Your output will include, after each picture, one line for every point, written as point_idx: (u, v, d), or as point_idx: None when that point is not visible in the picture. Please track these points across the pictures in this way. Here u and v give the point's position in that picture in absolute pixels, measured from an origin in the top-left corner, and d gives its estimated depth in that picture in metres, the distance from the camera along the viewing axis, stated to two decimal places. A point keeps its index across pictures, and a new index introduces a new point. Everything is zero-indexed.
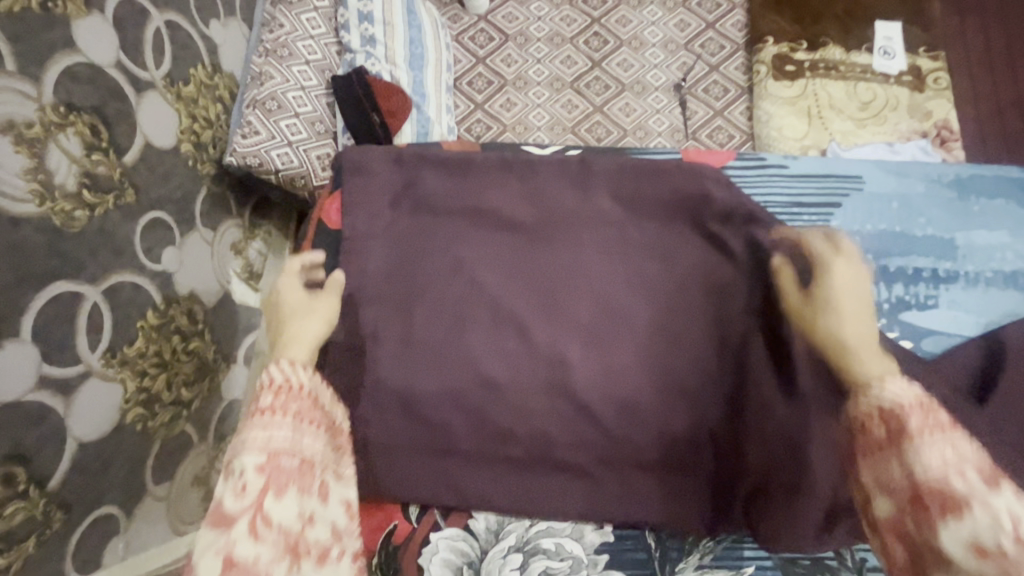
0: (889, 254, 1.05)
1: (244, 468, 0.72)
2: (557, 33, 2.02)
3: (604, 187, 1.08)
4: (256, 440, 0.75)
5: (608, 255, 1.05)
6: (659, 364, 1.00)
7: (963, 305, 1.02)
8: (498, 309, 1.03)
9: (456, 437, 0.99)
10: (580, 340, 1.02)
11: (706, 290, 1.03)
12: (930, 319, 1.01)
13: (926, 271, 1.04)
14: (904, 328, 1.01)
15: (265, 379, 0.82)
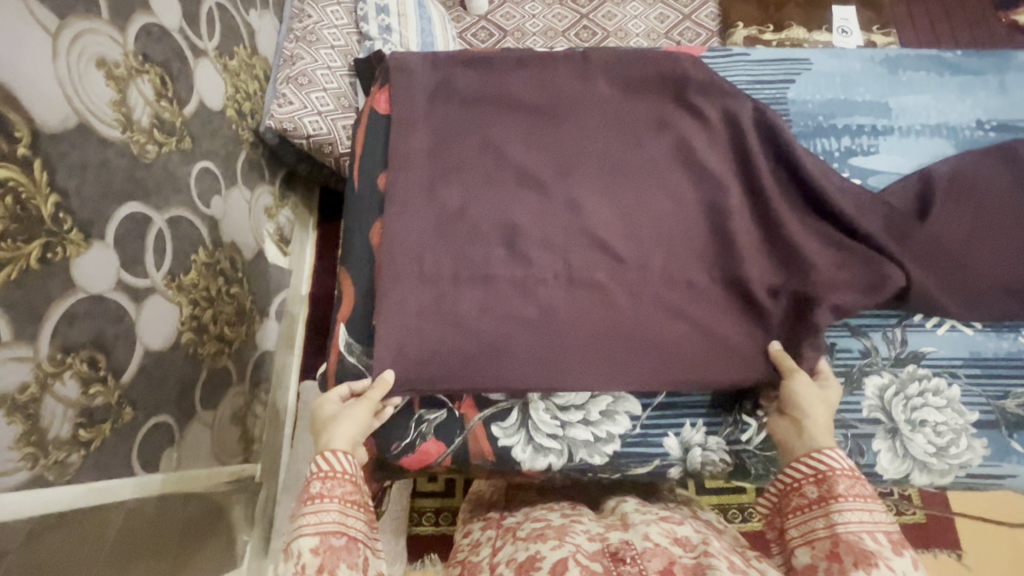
0: (837, 114, 1.17)
1: (301, 555, 0.81)
2: (550, 29, 2.26)
3: (610, 68, 1.16)
4: (314, 535, 0.83)
5: (613, 125, 1.13)
6: (674, 221, 1.08)
7: (901, 154, 1.15)
8: (522, 176, 1.10)
9: (488, 287, 1.04)
10: (598, 195, 1.09)
11: (706, 149, 1.11)
12: (873, 166, 1.14)
13: (867, 127, 1.17)
14: (850, 173, 1.14)
15: (312, 476, 0.87)
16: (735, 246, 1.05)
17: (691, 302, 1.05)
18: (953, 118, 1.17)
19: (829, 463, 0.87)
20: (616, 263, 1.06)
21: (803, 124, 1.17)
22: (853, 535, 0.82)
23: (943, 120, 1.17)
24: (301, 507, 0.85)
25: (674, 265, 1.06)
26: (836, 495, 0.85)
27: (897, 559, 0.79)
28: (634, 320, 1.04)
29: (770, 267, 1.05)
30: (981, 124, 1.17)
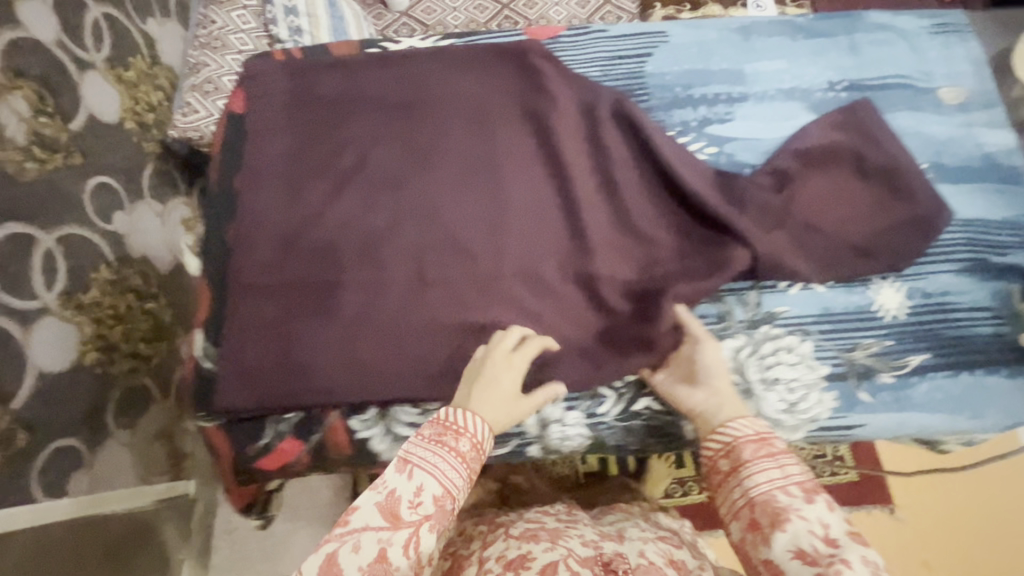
0: (758, 21, 0.93)
1: (412, 482, 0.57)
2: (472, 21, 2.23)
3: (480, 77, 0.90)
4: (435, 479, 0.58)
5: (467, 85, 0.89)
6: (551, 200, 0.84)
7: (845, 64, 0.90)
8: (361, 170, 0.86)
9: (306, 301, 0.79)
10: (448, 178, 0.85)
11: (580, 112, 0.87)
12: (799, 81, 0.89)
13: (797, 33, 0.92)
14: (759, 91, 0.89)
15: (444, 420, 0.63)
16: (617, 225, 0.82)
17: (568, 286, 0.80)
18: (903, 20, 0.92)
19: (730, 432, 0.61)
20: (474, 256, 0.81)
21: (717, 33, 0.92)
22: (763, 496, 0.56)
23: (894, 24, 0.92)
24: (433, 436, 0.61)
25: (551, 249, 0.81)
26: (742, 462, 0.59)
27: (810, 508, 0.54)
28: (496, 316, 0.78)
29: (667, 236, 0.81)
30: (938, 28, 0.92)
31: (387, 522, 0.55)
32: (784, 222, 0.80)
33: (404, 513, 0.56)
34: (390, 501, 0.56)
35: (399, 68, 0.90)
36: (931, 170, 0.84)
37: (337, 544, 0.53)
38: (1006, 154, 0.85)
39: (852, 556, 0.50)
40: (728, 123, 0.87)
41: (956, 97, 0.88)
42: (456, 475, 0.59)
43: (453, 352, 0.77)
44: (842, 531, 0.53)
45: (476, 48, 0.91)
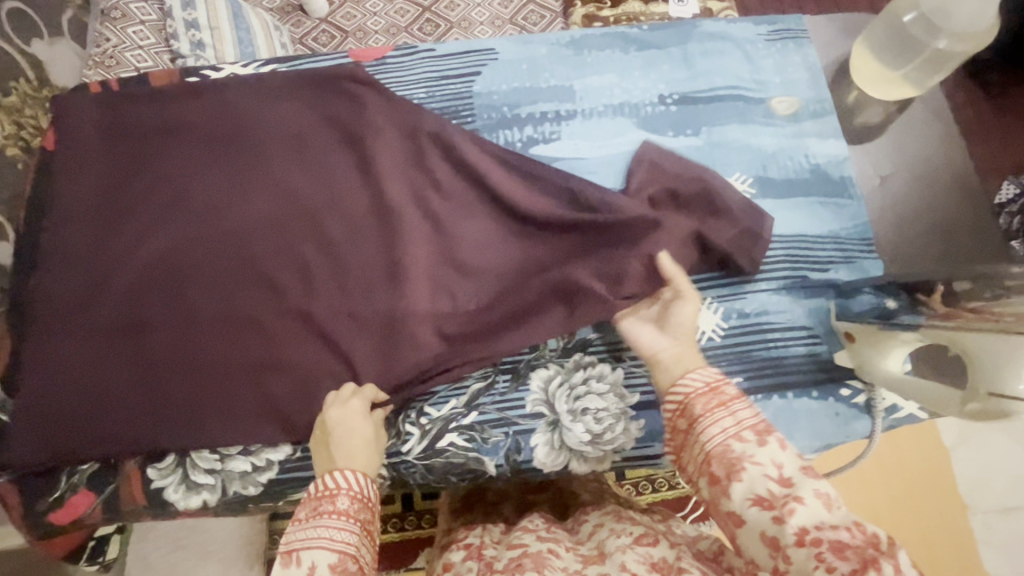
0: (591, 34, 0.90)
1: (302, 564, 0.52)
2: (392, 28, 2.09)
3: (300, 104, 0.87)
4: (327, 546, 0.53)
5: (289, 110, 0.87)
6: (366, 229, 0.82)
7: (676, 75, 0.88)
8: (172, 203, 0.83)
9: (108, 342, 0.77)
10: (263, 209, 0.83)
11: (401, 137, 0.85)
12: (628, 95, 0.87)
13: (629, 45, 0.89)
14: (588, 108, 0.86)
15: (320, 489, 0.58)
16: (431, 254, 0.80)
17: (380, 319, 0.78)
18: (738, 27, 0.90)
19: (685, 387, 0.56)
20: (284, 291, 0.79)
21: (547, 48, 0.89)
22: (718, 448, 0.51)
23: (729, 32, 0.90)
24: (309, 512, 0.56)
25: (365, 281, 0.79)
26: (695, 419, 0.54)
27: (764, 451, 0.49)
28: (303, 353, 0.76)
29: (484, 262, 0.80)
30: (774, 35, 0.90)
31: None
32: (600, 246, 0.78)
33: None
34: None
35: (217, 97, 0.88)
36: (755, 185, 0.82)
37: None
38: (836, 164, 0.83)
39: (805, 492, 0.46)
40: (552, 142, 0.85)
41: (788, 107, 0.86)
42: (348, 534, 0.55)
43: (257, 392, 0.75)
44: (797, 469, 0.48)
45: (298, 74, 0.89)
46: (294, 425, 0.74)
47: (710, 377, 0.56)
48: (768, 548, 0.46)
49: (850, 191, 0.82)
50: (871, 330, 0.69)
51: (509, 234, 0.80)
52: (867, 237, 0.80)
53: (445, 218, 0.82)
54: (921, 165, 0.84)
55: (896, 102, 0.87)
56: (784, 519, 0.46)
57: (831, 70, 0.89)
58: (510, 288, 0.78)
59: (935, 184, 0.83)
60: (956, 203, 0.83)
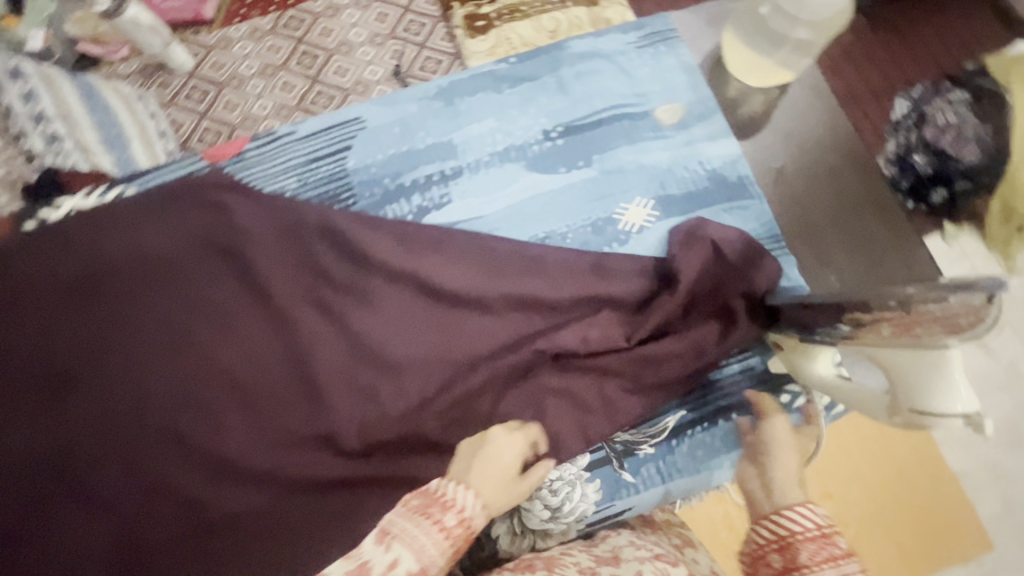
0: (459, 79, 0.84)
1: (387, 554, 0.50)
2: (268, 67, 1.22)
3: (160, 225, 0.78)
4: (413, 554, 0.50)
5: (148, 233, 0.78)
6: (269, 348, 0.75)
7: (556, 106, 0.83)
8: (40, 373, 0.73)
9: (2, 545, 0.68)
10: (146, 350, 0.74)
11: (279, 237, 0.78)
12: (512, 138, 0.82)
13: (501, 83, 0.84)
14: (473, 161, 0.81)
15: (433, 496, 0.55)
16: (343, 355, 0.75)
17: (305, 442, 0.72)
18: (607, 40, 0.86)
19: (794, 524, 0.55)
20: (192, 439, 0.71)
21: (416, 105, 0.83)
22: None
23: (599, 48, 0.86)
24: (416, 509, 0.54)
25: (279, 406, 0.73)
26: (798, 562, 0.53)
27: None
28: (230, 503, 0.70)
29: (404, 351, 0.75)
30: (644, 40, 0.87)
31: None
32: (518, 310, 0.75)
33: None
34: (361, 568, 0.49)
35: (65, 240, 0.78)
36: (657, 206, 0.80)
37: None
38: (731, 165, 0.82)
39: None
40: (445, 207, 0.80)
41: (673, 114, 0.84)
42: (435, 554, 0.51)
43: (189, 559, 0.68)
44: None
45: (153, 194, 0.80)
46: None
47: (819, 520, 0.55)
48: None
49: (750, 190, 0.81)
50: (794, 340, 0.69)
51: (424, 316, 0.76)
52: (775, 234, 0.79)
53: (348, 316, 0.76)
54: (811, 151, 0.84)
55: (777, 88, 0.86)
56: None
57: (707, 66, 0.87)
58: (437, 370, 0.74)
59: (829, 169, 0.84)
60: (850, 184, 0.84)
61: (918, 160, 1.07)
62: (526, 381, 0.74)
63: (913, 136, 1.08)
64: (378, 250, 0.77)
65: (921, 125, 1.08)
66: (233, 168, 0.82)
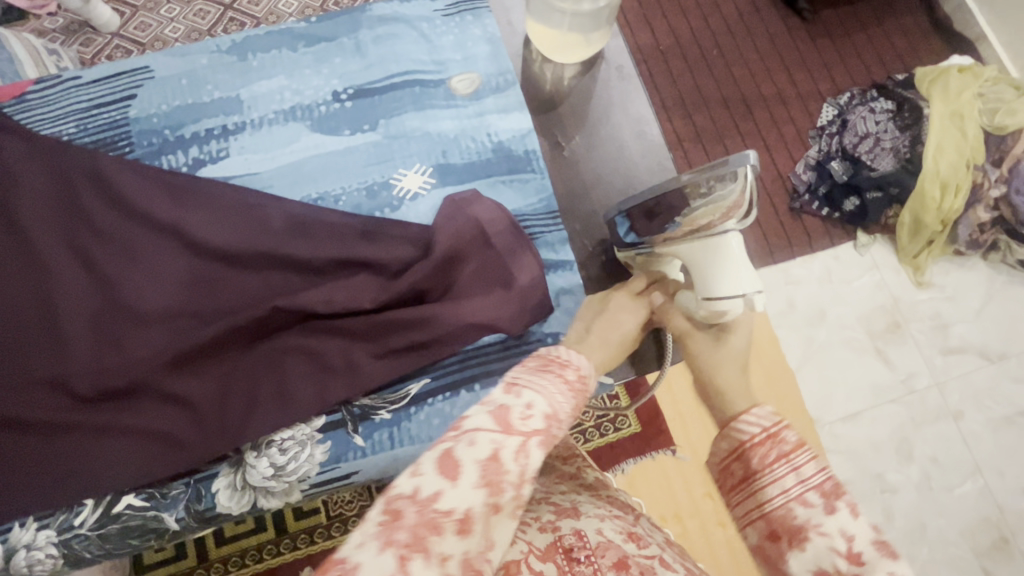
0: (255, 35, 0.83)
1: (522, 398, 0.41)
2: (193, 34, 1.25)
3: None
4: (548, 398, 0.42)
5: None
6: (17, 287, 0.74)
7: (350, 68, 0.82)
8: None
9: None
10: None
11: (53, 182, 0.77)
12: (300, 97, 0.81)
13: (296, 42, 0.83)
14: (257, 117, 0.80)
15: (547, 355, 0.48)
16: (98, 303, 0.74)
17: (36, 384, 0.70)
18: (412, 6, 0.85)
19: (744, 431, 0.44)
20: None
21: (206, 57, 0.82)
22: (777, 512, 0.39)
23: (401, 13, 0.85)
24: (534, 366, 0.45)
25: (17, 346, 0.72)
26: (753, 470, 0.41)
27: (832, 521, 0.37)
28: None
29: (156, 303, 0.74)
30: (451, 8, 0.85)
31: (499, 427, 0.38)
32: (276, 265, 0.74)
33: (516, 424, 0.39)
34: (501, 408, 0.39)
35: None
36: (435, 174, 0.79)
37: (433, 459, 0.36)
38: (520, 139, 0.81)
39: None
40: (221, 161, 0.79)
41: (468, 85, 0.82)
42: (564, 403, 0.43)
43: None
44: (868, 542, 0.36)
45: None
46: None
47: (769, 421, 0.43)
48: None
49: (534, 164, 0.80)
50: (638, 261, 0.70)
51: (183, 270, 0.75)
52: (553, 210, 0.78)
53: (109, 265, 0.75)
54: (603, 134, 0.83)
55: (580, 64, 0.84)
56: None
57: (516, 42, 0.86)
58: (189, 323, 0.74)
59: (623, 152, 0.82)
60: (644, 171, 0.82)
61: (836, 167, 1.27)
62: (268, 345, 0.73)
63: (834, 143, 1.29)
64: (148, 200, 0.76)
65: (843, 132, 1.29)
66: (13, 110, 0.80)
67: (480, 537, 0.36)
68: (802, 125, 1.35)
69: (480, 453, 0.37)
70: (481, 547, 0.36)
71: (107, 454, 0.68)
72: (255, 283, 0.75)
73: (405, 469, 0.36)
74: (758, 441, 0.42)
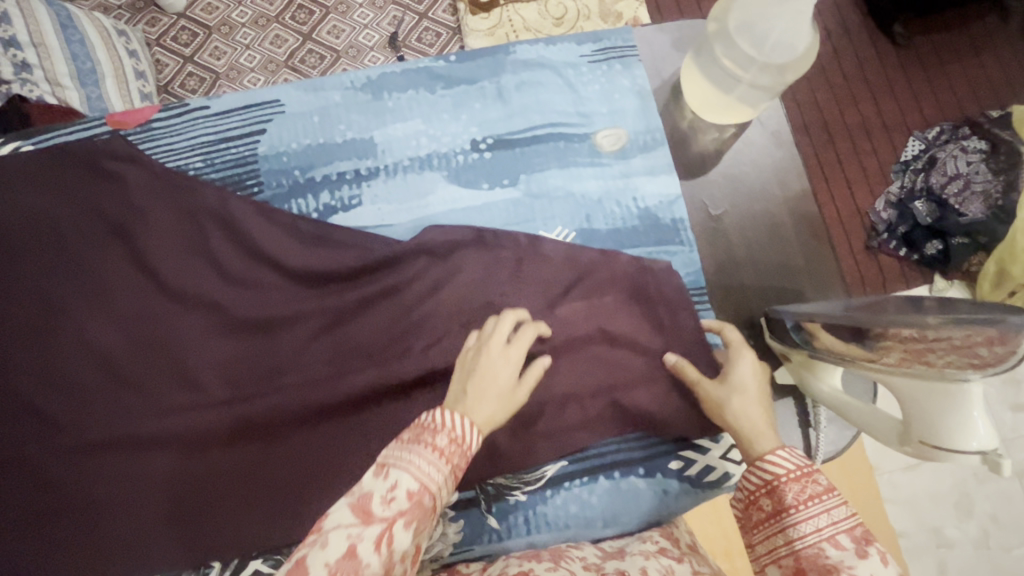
0: (390, 72, 0.79)
1: (386, 480, 0.44)
2: (261, 19, 1.17)
3: (53, 188, 0.73)
4: (412, 472, 0.45)
5: (45, 198, 0.73)
6: (148, 331, 0.71)
7: (490, 115, 0.77)
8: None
9: None
10: (28, 321, 0.70)
11: (179, 217, 0.73)
12: (436, 144, 0.77)
13: (435, 83, 0.78)
14: (392, 164, 0.76)
15: (426, 417, 0.49)
16: (225, 353, 0.70)
17: (166, 437, 0.68)
18: (558, 49, 0.80)
19: (776, 468, 0.53)
20: (57, 420, 0.68)
21: (340, 94, 0.78)
22: (810, 549, 0.47)
23: (546, 57, 0.79)
24: (409, 433, 0.48)
25: (147, 394, 0.69)
26: (786, 505, 0.50)
27: (864, 563, 0.44)
28: (83, 491, 0.66)
29: (287, 357, 0.70)
30: (599, 55, 0.80)
31: (355, 519, 0.42)
32: (413, 325, 0.71)
33: (376, 511, 0.43)
34: (362, 498, 0.43)
35: None
36: (578, 240, 0.75)
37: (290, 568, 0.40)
38: (667, 206, 0.76)
39: None
40: (353, 210, 0.75)
41: (615, 141, 0.77)
42: (434, 470, 0.46)
43: (35, 543, 0.65)
44: None
45: (40, 157, 0.74)
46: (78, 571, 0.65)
47: (799, 461, 0.52)
48: None
49: (681, 235, 0.75)
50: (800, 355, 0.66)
51: (314, 319, 0.71)
52: (700, 286, 0.74)
53: (235, 311, 0.71)
54: (757, 205, 0.78)
55: (738, 126, 0.79)
56: None
57: (663, 93, 0.81)
58: (318, 383, 0.69)
59: (774, 226, 0.77)
60: (794, 249, 0.77)
61: (919, 207, 1.07)
62: (405, 409, 0.69)
63: (919, 181, 1.09)
64: (281, 246, 0.72)
65: (930, 170, 1.09)
66: (137, 138, 0.77)
67: None
68: (885, 156, 1.15)
69: (332, 556, 0.40)
70: None
71: (238, 517, 0.66)
72: (386, 343, 0.70)
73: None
74: (800, 478, 0.51)
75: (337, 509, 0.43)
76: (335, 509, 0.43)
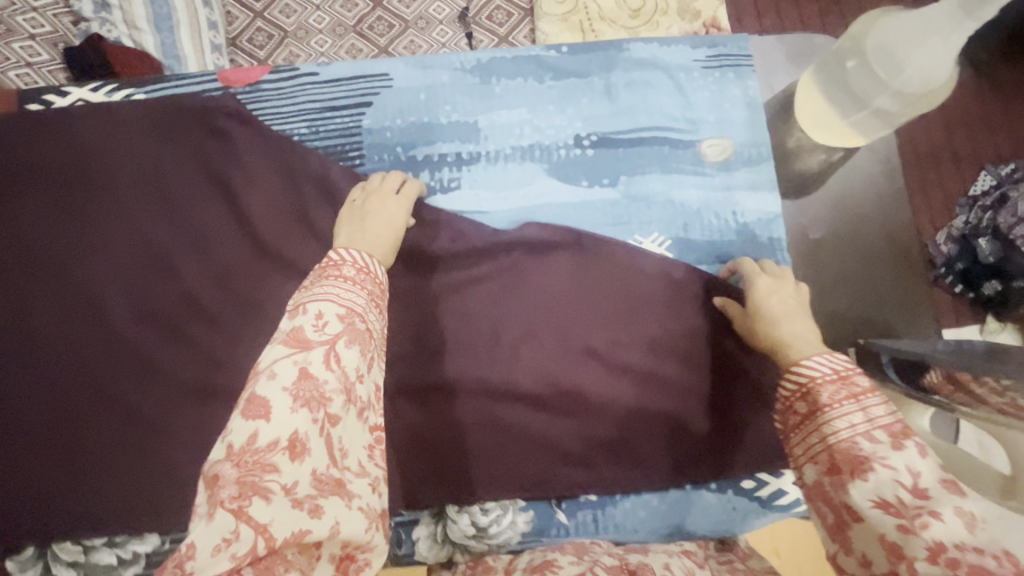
0: (501, 57, 0.78)
1: (310, 314, 0.50)
2: None
3: (164, 142, 0.74)
4: (335, 301, 0.51)
5: (155, 150, 0.74)
6: (245, 287, 0.72)
7: (596, 112, 0.76)
8: (12, 255, 0.72)
9: None
10: (132, 266, 0.72)
11: (280, 180, 0.74)
12: (540, 135, 0.76)
13: (544, 73, 0.77)
14: (493, 150, 0.76)
15: (327, 261, 0.57)
16: None
17: None
18: (671, 51, 0.78)
19: (813, 371, 0.54)
20: (157, 363, 0.70)
21: (448, 74, 0.77)
22: (843, 442, 0.48)
23: (659, 58, 0.78)
24: (315, 276, 0.55)
25: (244, 350, 0.70)
26: (820, 405, 0.52)
27: (897, 454, 0.45)
28: (177, 432, 0.69)
29: None
30: (712, 61, 0.78)
31: (295, 349, 0.47)
32: (501, 321, 0.71)
33: (312, 338, 0.48)
34: (292, 333, 0.48)
35: (75, 137, 0.74)
36: (673, 248, 0.74)
37: (242, 408, 0.43)
38: (765, 224, 0.75)
39: (943, 508, 0.40)
40: (451, 193, 0.75)
41: (719, 151, 0.76)
42: (353, 295, 0.53)
43: (131, 481, 0.68)
44: (936, 481, 0.43)
45: (151, 110, 0.75)
46: (168, 512, 0.67)
47: (840, 365, 0.53)
48: (887, 554, 0.41)
49: (776, 255, 0.74)
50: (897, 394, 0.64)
51: (403, 294, 0.72)
52: None
53: None
54: (854, 234, 0.77)
55: (844, 150, 0.78)
56: (914, 530, 0.40)
57: (772, 107, 0.79)
58: (405, 360, 0.70)
59: (867, 259, 0.76)
60: (885, 288, 0.75)
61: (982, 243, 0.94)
62: (485, 396, 0.70)
63: (986, 217, 0.96)
64: None
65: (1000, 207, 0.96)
66: (245, 97, 0.77)
67: (317, 455, 0.43)
68: None
69: (288, 382, 0.45)
70: (328, 458, 0.44)
71: None
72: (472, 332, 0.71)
73: (223, 436, 0.43)
74: (837, 382, 0.52)
75: (275, 349, 0.47)
76: (275, 347, 0.47)
